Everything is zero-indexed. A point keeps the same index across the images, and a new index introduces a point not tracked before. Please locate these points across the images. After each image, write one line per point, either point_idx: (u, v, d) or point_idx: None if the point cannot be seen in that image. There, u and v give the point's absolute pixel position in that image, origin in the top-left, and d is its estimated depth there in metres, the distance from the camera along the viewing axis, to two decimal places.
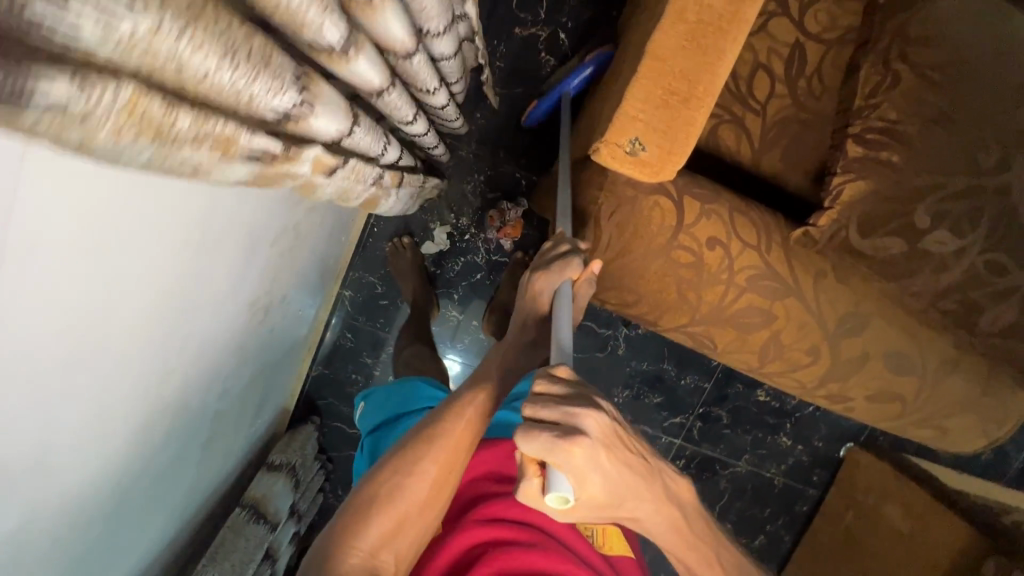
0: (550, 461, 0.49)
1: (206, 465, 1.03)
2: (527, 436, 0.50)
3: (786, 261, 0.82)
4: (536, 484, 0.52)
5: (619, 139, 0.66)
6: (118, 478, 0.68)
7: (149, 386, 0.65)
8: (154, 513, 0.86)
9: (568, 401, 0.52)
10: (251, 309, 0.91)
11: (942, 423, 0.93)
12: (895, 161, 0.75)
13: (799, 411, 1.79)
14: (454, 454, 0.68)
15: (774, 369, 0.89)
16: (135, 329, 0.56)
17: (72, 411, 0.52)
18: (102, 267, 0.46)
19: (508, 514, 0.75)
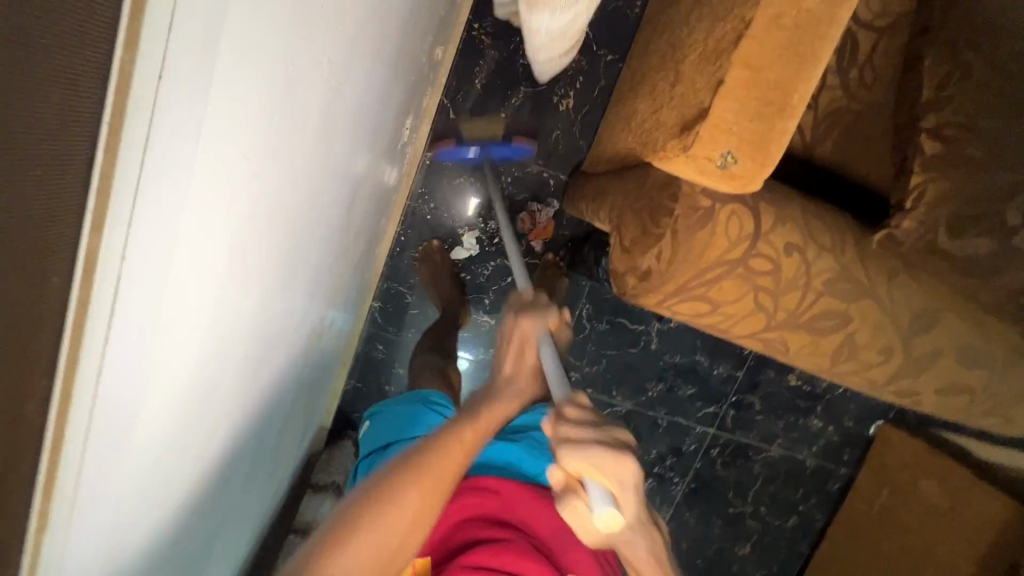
0: (595, 472, 0.60)
1: (264, 489, 1.02)
2: (579, 454, 0.60)
3: (861, 262, 0.80)
4: (578, 501, 0.63)
5: (710, 153, 0.63)
6: (207, 510, 0.69)
7: (235, 411, 0.64)
8: (227, 538, 0.87)
9: (600, 428, 0.64)
10: (312, 328, 0.91)
11: (1009, 412, 0.93)
12: (980, 158, 0.74)
13: (829, 393, 1.81)
14: (432, 490, 0.73)
15: (846, 369, 0.88)
16: (234, 366, 0.56)
17: (188, 453, 0.52)
18: (222, 313, 0.46)
19: (493, 562, 0.89)
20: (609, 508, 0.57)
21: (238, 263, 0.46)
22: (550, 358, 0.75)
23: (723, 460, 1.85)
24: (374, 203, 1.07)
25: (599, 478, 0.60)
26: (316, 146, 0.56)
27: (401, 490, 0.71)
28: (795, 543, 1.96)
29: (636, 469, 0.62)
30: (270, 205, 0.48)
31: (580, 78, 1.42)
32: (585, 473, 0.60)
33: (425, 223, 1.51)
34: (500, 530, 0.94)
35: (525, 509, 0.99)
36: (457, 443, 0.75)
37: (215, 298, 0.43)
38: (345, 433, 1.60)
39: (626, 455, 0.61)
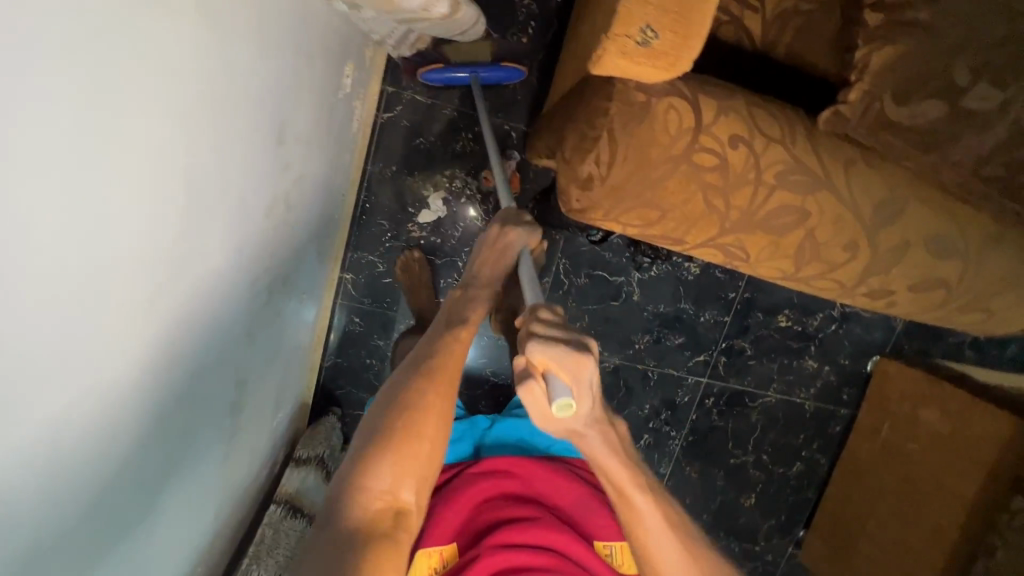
0: (557, 365, 0.60)
1: (235, 463, 1.00)
2: (548, 346, 0.61)
3: (813, 151, 0.77)
4: (539, 390, 0.62)
5: (629, 30, 0.61)
6: (142, 466, 0.63)
7: (167, 356, 0.62)
8: (181, 516, 0.80)
9: (569, 331, 0.65)
10: (252, 284, 0.86)
11: (988, 306, 0.90)
12: (924, 19, 0.68)
13: (822, 332, 1.76)
14: (448, 392, 0.72)
15: (812, 272, 0.85)
16: (131, 274, 0.50)
17: (101, 390, 0.50)
18: (100, 166, 0.41)
19: (523, 538, 0.81)
20: (562, 393, 0.57)
21: (112, 109, 0.41)
22: (529, 266, 0.84)
23: (719, 409, 1.82)
24: (318, 165, 1.04)
25: (558, 368, 0.61)
26: (204, 68, 0.54)
27: (420, 394, 0.70)
28: (802, 490, 1.93)
29: (595, 368, 0.62)
30: (151, 58, 0.44)
31: (531, 24, 1.39)
32: (549, 362, 0.61)
33: (389, 188, 1.48)
34: (525, 508, 0.86)
35: (543, 483, 0.93)
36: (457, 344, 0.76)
37: (82, 138, 0.39)
38: (330, 409, 1.58)
39: (586, 351, 0.62)
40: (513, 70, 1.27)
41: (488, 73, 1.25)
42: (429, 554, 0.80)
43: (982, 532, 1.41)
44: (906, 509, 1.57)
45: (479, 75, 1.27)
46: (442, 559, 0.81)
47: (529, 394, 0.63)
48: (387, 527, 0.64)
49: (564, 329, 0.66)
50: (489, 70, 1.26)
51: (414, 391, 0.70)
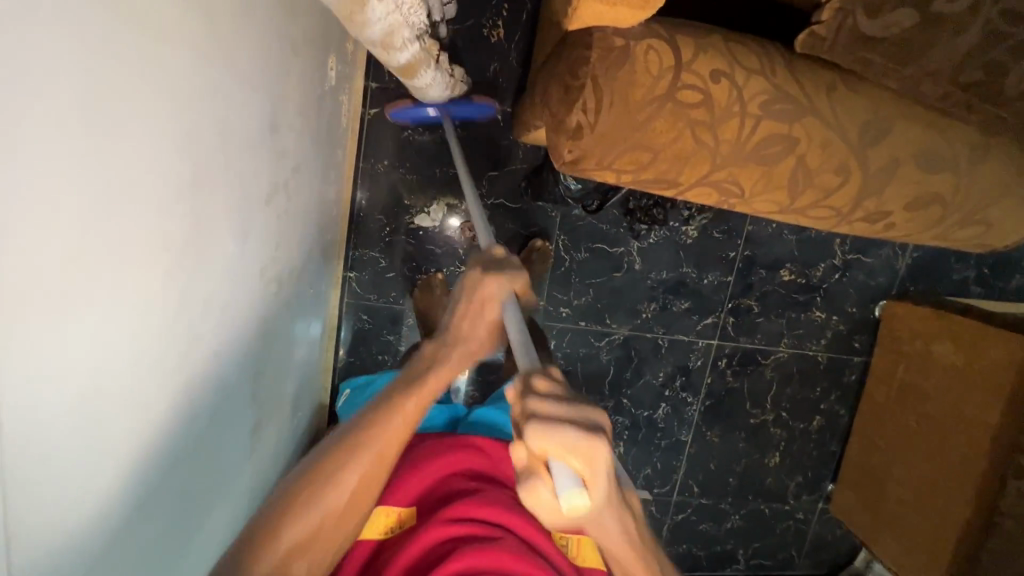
0: (562, 455, 0.47)
1: (262, 462, 1.02)
2: (550, 432, 0.47)
3: (794, 79, 0.79)
4: (543, 489, 0.48)
5: None
6: (178, 459, 0.67)
7: (181, 367, 0.65)
8: (223, 507, 0.85)
9: (575, 405, 0.51)
10: (264, 283, 0.89)
11: (983, 218, 0.91)
12: None
13: (826, 281, 1.77)
14: (380, 463, 0.70)
15: (806, 201, 0.86)
16: (138, 288, 0.54)
17: (118, 396, 0.53)
18: (87, 184, 0.44)
19: (478, 514, 0.83)
20: (573, 491, 0.44)
21: (105, 114, 0.45)
22: (512, 318, 0.67)
23: (732, 370, 1.82)
24: (314, 164, 1.07)
25: (563, 458, 0.47)
26: (191, 86, 0.57)
27: (342, 467, 0.68)
28: (824, 443, 1.92)
29: (610, 456, 0.49)
30: (125, 79, 0.47)
31: (505, 6, 1.42)
32: (553, 453, 0.47)
33: (383, 181, 1.50)
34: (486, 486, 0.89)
35: (512, 467, 0.95)
36: (400, 416, 0.70)
37: (74, 144, 0.42)
38: None
39: (598, 435, 0.48)
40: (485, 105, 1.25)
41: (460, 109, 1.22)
42: (388, 512, 0.86)
43: (1006, 459, 1.39)
44: (932, 446, 1.56)
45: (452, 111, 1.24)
46: (395, 520, 0.85)
47: (526, 494, 0.48)
48: None
49: (567, 401, 0.52)
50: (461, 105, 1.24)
51: (338, 460, 0.68)
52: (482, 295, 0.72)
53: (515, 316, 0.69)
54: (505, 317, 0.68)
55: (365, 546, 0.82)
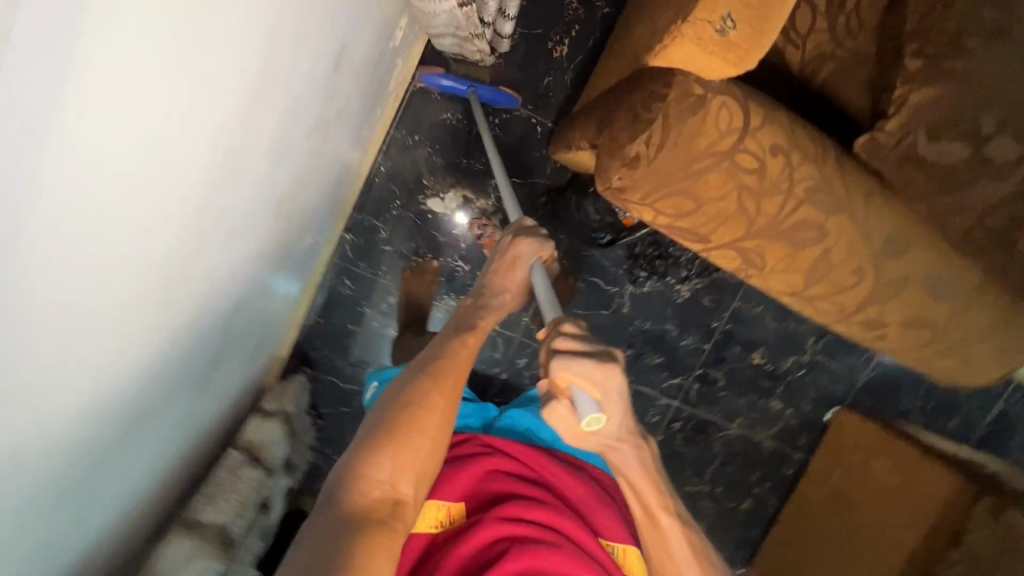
0: (581, 381, 0.63)
1: (207, 398, 0.96)
2: (572, 363, 0.64)
3: (839, 176, 0.83)
4: (563, 407, 0.65)
5: (712, 16, 0.71)
6: (146, 369, 0.62)
7: (175, 288, 0.61)
8: (158, 432, 0.78)
9: (591, 342, 0.68)
10: (275, 217, 0.86)
11: (964, 353, 0.97)
12: (960, 70, 0.74)
13: (790, 375, 1.83)
14: (450, 392, 0.80)
15: (817, 291, 0.89)
16: (169, 199, 0.51)
17: (116, 306, 0.50)
18: (171, 59, 0.41)
19: (528, 515, 0.80)
20: (594, 408, 0.61)
21: (204, 20, 0.43)
22: (540, 273, 0.87)
23: (683, 435, 1.85)
24: (354, 115, 1.04)
25: (584, 386, 0.64)
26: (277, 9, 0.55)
27: (425, 396, 0.78)
28: (747, 528, 1.96)
29: (622, 379, 0.66)
30: None
31: (575, 27, 1.44)
32: (575, 380, 0.63)
33: (408, 153, 1.48)
34: (534, 490, 0.86)
35: (552, 474, 0.93)
36: (462, 350, 0.85)
37: (167, 44, 0.40)
38: (300, 368, 1.56)
39: (613, 362, 0.65)
40: (507, 96, 1.41)
41: (486, 92, 1.38)
42: (439, 508, 0.81)
43: None
44: (847, 555, 1.62)
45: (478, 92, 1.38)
46: (447, 514, 0.82)
47: (555, 414, 0.66)
48: (385, 513, 0.69)
49: (585, 339, 0.69)
50: (486, 91, 1.39)
51: (414, 396, 0.78)
52: (514, 253, 0.93)
53: (542, 271, 0.89)
54: (535, 274, 0.87)
55: (418, 539, 0.78)
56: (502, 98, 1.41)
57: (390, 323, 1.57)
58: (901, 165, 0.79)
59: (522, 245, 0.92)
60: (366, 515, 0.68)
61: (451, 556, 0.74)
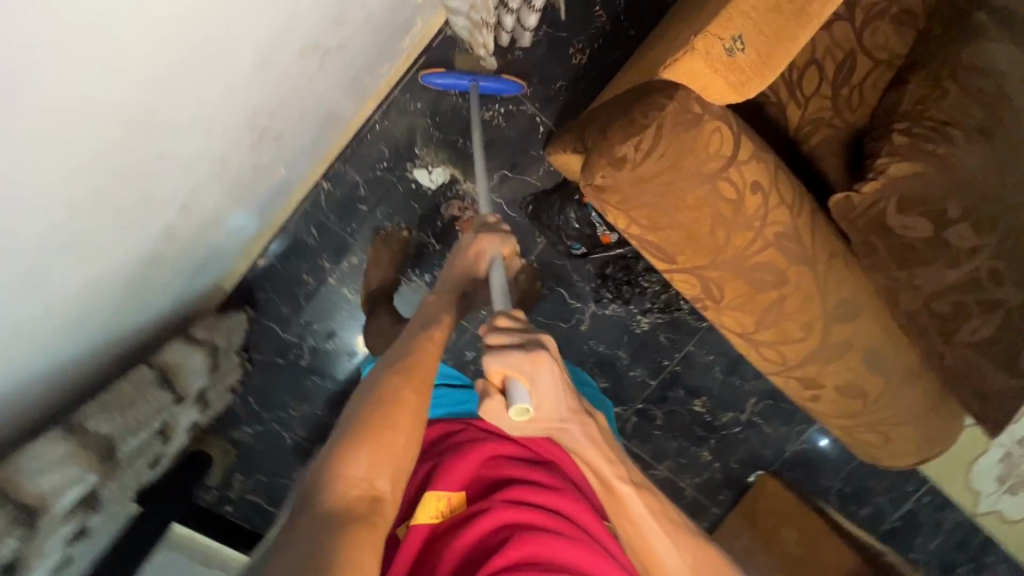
0: (515, 374, 0.61)
1: (127, 302, 0.91)
2: (500, 355, 0.61)
3: (808, 229, 0.85)
4: (498, 401, 0.62)
5: (723, 34, 0.74)
6: (63, 228, 0.57)
7: (113, 167, 0.58)
8: (62, 314, 0.72)
9: (525, 335, 0.65)
10: (247, 133, 0.83)
11: (887, 432, 0.99)
12: (939, 154, 0.78)
13: (726, 430, 1.85)
14: (421, 383, 0.75)
15: (765, 337, 0.90)
16: (123, 69, 0.48)
17: (40, 165, 0.47)
18: None
19: (534, 499, 0.75)
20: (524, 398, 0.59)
21: None
22: (498, 269, 0.84)
23: None
24: (357, 59, 1.02)
25: (516, 378, 0.61)
26: None
27: (397, 389, 0.72)
28: None
29: (553, 365, 0.63)
30: None
31: (600, 40, 1.45)
32: (506, 372, 0.61)
33: (407, 119, 1.46)
34: (536, 471, 0.81)
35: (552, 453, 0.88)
36: (430, 342, 0.80)
37: None
38: (242, 307, 1.52)
39: (542, 350, 0.63)
40: (512, 84, 1.35)
41: (488, 82, 1.32)
42: (438, 498, 0.76)
43: None
44: None
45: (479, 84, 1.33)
46: (448, 504, 0.76)
47: (489, 410, 0.63)
48: (363, 510, 0.63)
49: (521, 331, 0.67)
50: (489, 82, 1.34)
51: (387, 394, 0.72)
52: (478, 248, 0.90)
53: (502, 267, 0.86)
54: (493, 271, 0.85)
55: (419, 531, 0.73)
56: (508, 87, 1.36)
57: (344, 284, 1.55)
58: (868, 230, 0.81)
59: (484, 244, 0.90)
60: (343, 513, 0.62)
61: (450, 550, 0.69)
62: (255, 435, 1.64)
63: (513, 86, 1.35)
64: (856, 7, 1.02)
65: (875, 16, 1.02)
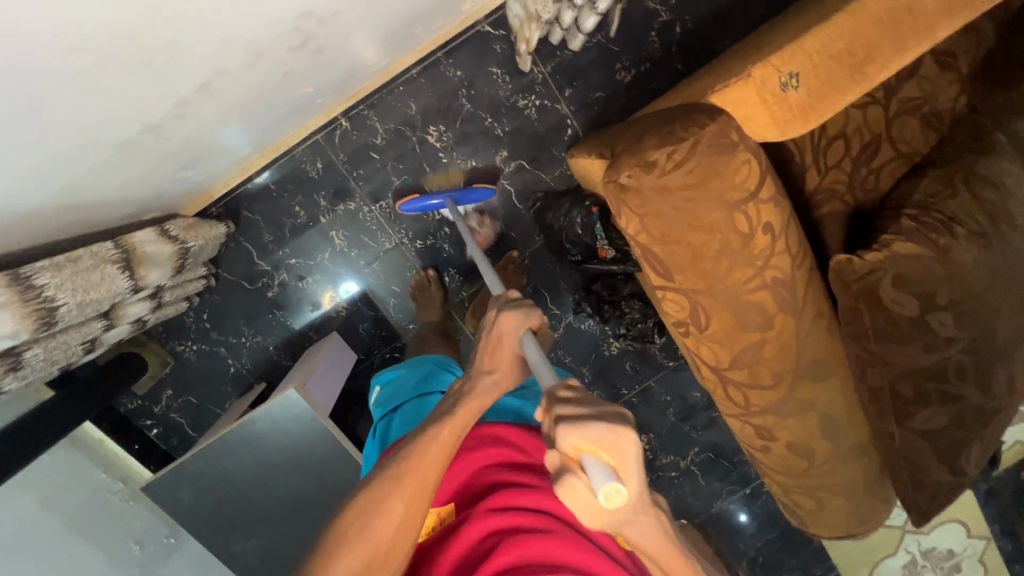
0: (597, 451, 0.53)
1: (111, 170, 0.86)
2: (582, 428, 0.54)
3: (803, 283, 0.88)
4: (579, 484, 0.54)
5: (781, 68, 0.76)
6: (65, 55, 0.55)
7: (141, 7, 0.55)
8: (38, 155, 0.68)
9: (601, 406, 0.58)
10: (288, 32, 0.80)
11: (823, 500, 1.02)
12: (941, 243, 0.82)
13: (662, 471, 1.86)
14: (414, 495, 0.69)
15: (736, 377, 0.92)
16: None
17: None
18: None
19: (519, 502, 0.77)
20: (612, 481, 0.50)
21: None
22: (532, 348, 0.72)
23: None
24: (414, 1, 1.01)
25: (595, 454, 0.53)
26: None
27: (384, 496, 0.69)
28: None
29: (638, 443, 0.55)
30: None
31: (647, 64, 1.48)
32: (587, 448, 0.53)
33: (442, 81, 1.44)
34: (524, 475, 0.82)
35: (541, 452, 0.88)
36: (434, 443, 0.71)
37: None
38: (223, 220, 1.46)
39: (627, 424, 0.55)
40: (486, 190, 1.39)
41: (466, 195, 1.36)
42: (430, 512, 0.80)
43: None
44: None
45: (456, 199, 1.37)
46: (440, 518, 0.80)
47: (569, 493, 0.54)
48: None
49: (591, 404, 0.59)
50: (466, 193, 1.38)
51: (377, 502, 0.68)
52: (498, 330, 0.75)
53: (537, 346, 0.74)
54: (526, 350, 0.72)
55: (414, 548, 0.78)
56: (482, 194, 1.40)
57: (335, 227, 1.52)
58: (862, 295, 0.83)
59: (505, 322, 0.74)
60: None
61: (442, 562, 0.73)
62: (198, 353, 1.57)
63: (489, 192, 1.40)
64: (893, 96, 1.07)
65: (908, 110, 1.07)
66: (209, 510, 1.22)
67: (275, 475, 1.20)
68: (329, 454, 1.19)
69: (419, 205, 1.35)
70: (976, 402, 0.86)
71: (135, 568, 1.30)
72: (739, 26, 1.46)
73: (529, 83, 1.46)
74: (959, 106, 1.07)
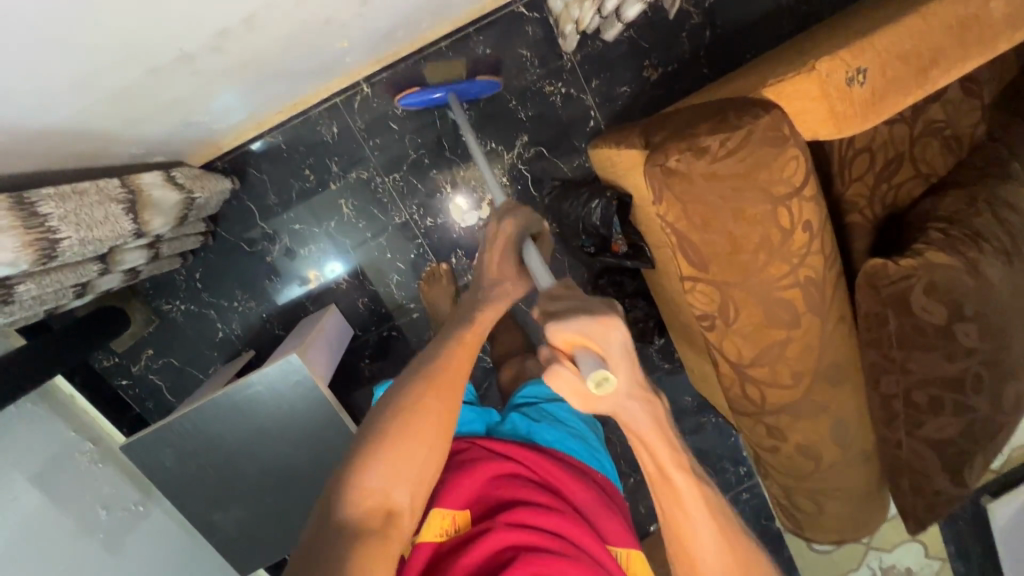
0: (583, 342, 0.58)
1: (132, 99, 0.80)
2: (568, 321, 0.58)
3: (832, 286, 0.89)
4: (566, 371, 0.58)
5: (847, 63, 0.77)
6: None
7: None
8: (70, 65, 0.63)
9: (589, 303, 0.62)
10: None
11: (824, 505, 1.02)
12: (972, 256, 0.86)
13: None
14: (445, 392, 0.71)
15: (756, 374, 0.92)
16: None
17: None
18: None
19: (537, 521, 0.74)
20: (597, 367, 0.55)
21: None
22: (531, 253, 0.83)
23: None
24: None
25: (581, 344, 0.58)
26: None
27: (417, 396, 0.69)
28: None
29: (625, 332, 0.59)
30: None
31: (674, 65, 1.48)
32: (573, 336, 0.58)
33: (471, 57, 1.41)
34: (539, 494, 0.80)
35: (554, 476, 0.87)
36: (459, 347, 0.75)
37: None
38: (229, 175, 1.40)
39: (614, 316, 0.59)
40: (488, 82, 1.31)
41: (464, 86, 1.29)
42: (443, 515, 0.75)
43: None
44: None
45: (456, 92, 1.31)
46: (453, 523, 0.74)
47: (559, 381, 0.58)
48: (378, 528, 0.61)
49: (581, 302, 0.64)
50: (466, 86, 1.31)
51: (414, 405, 0.68)
52: (500, 234, 0.88)
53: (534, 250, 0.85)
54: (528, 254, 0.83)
55: (424, 549, 0.72)
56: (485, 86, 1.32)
57: (344, 196, 1.47)
58: (894, 298, 0.87)
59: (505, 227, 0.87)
60: (356, 525, 0.60)
61: (454, 568, 0.68)
62: (186, 314, 1.50)
63: (491, 83, 1.31)
64: (920, 116, 1.09)
65: (932, 132, 1.10)
66: (190, 476, 1.15)
67: (265, 443, 1.15)
68: (325, 425, 1.14)
69: (417, 99, 1.31)
70: (983, 415, 0.90)
71: (101, 533, 1.22)
72: (765, 36, 1.48)
73: (557, 71, 1.46)
74: (980, 133, 1.10)
